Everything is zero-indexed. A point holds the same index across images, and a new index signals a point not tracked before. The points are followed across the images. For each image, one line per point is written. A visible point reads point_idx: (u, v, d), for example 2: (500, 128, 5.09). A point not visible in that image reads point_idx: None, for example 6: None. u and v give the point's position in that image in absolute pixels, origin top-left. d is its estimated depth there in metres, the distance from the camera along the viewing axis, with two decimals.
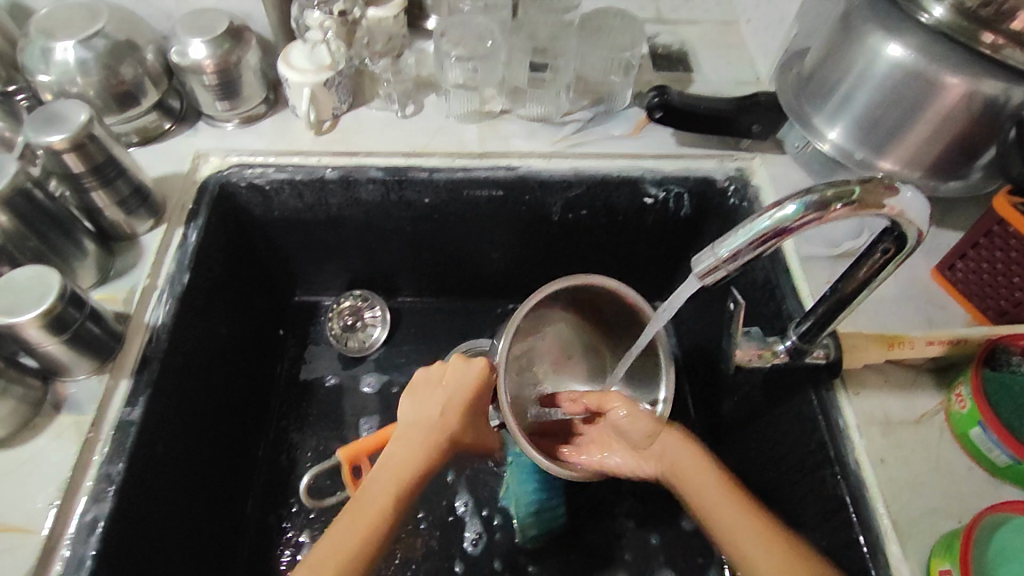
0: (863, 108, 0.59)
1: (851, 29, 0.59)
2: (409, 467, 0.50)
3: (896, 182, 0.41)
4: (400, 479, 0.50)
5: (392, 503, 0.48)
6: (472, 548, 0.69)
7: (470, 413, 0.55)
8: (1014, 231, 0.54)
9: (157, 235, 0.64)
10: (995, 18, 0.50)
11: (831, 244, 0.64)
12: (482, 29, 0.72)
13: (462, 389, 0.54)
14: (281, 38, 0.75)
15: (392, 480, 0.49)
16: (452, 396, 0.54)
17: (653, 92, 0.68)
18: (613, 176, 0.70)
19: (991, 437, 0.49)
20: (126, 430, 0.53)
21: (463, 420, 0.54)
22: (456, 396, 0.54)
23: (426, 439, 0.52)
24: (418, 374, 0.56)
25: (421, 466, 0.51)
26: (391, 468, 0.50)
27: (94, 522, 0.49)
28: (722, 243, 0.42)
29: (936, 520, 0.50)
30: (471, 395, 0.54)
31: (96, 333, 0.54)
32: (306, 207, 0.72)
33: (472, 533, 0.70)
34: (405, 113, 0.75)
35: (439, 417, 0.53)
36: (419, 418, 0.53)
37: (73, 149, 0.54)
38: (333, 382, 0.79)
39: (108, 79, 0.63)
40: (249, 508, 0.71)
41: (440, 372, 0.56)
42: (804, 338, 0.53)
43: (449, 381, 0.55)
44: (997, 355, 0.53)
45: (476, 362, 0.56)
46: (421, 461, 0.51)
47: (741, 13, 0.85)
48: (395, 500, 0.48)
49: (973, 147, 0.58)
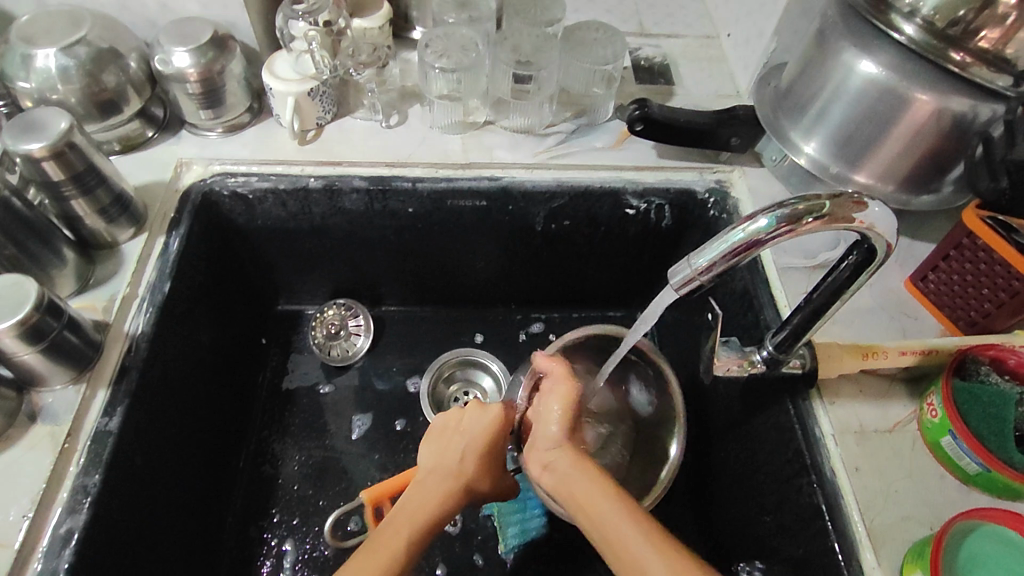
0: (837, 121, 0.61)
1: (825, 46, 0.60)
2: (423, 512, 0.50)
3: (865, 196, 0.42)
4: (414, 522, 0.50)
5: (405, 543, 0.48)
6: (455, 528, 0.70)
7: (488, 460, 0.54)
8: (983, 244, 0.55)
9: (138, 244, 0.64)
10: (962, 37, 0.51)
11: (808, 256, 0.65)
12: (466, 40, 0.73)
13: (486, 439, 0.54)
14: (266, 48, 0.76)
15: (406, 524, 0.49)
16: (471, 441, 0.54)
17: (633, 104, 0.69)
18: (596, 187, 0.71)
19: (962, 446, 0.50)
20: (103, 440, 0.53)
21: (481, 467, 0.54)
22: (476, 438, 0.54)
23: (441, 485, 0.52)
24: (436, 422, 0.57)
25: (437, 509, 0.51)
26: (407, 515, 0.50)
27: (69, 534, 0.48)
28: (697, 255, 0.42)
29: (909, 527, 0.51)
30: (487, 441, 0.54)
31: (74, 342, 0.53)
32: (289, 216, 0.72)
33: (455, 515, 0.71)
34: (390, 123, 0.75)
35: (456, 460, 0.54)
36: (436, 465, 0.54)
37: (52, 157, 0.54)
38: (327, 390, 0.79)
39: (90, 87, 0.63)
40: (229, 519, 0.70)
41: (460, 417, 0.56)
42: (780, 348, 0.54)
43: (466, 425, 0.55)
44: (967, 365, 0.54)
45: (493, 408, 0.55)
46: (437, 505, 0.51)
47: (722, 28, 0.87)
48: (409, 538, 0.49)
49: (943, 162, 0.59)
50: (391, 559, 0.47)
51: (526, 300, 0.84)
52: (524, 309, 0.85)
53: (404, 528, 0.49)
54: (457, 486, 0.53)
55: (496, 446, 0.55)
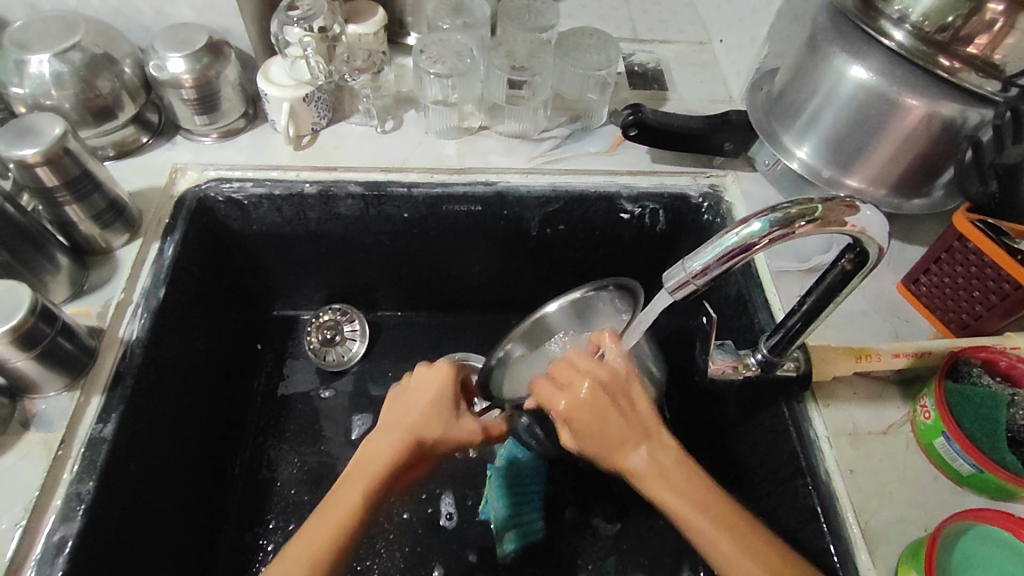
0: (829, 126, 0.61)
1: (816, 51, 0.61)
2: (374, 465, 0.54)
3: (857, 200, 0.42)
4: (370, 474, 0.53)
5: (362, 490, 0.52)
6: (448, 522, 0.71)
7: (437, 411, 0.58)
8: (974, 247, 0.56)
9: (133, 249, 0.64)
10: (951, 43, 0.52)
11: (801, 259, 0.65)
12: (461, 46, 0.73)
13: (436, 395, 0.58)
14: (261, 54, 0.76)
15: (357, 480, 0.52)
16: (421, 396, 0.59)
17: (627, 109, 0.70)
18: (590, 192, 0.71)
19: (955, 448, 0.51)
20: (97, 447, 0.52)
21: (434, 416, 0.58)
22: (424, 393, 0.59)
23: (390, 439, 0.55)
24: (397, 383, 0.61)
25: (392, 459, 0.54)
26: (359, 471, 0.54)
27: (62, 542, 0.48)
28: (691, 259, 0.43)
29: (904, 528, 0.51)
30: (432, 395, 0.59)
31: (67, 349, 0.53)
32: (284, 222, 0.72)
33: (447, 510, 0.72)
34: (385, 128, 0.75)
35: (406, 417, 0.57)
36: (388, 424, 0.57)
37: (46, 162, 0.53)
38: (328, 395, 0.79)
39: (85, 93, 0.63)
40: (225, 525, 0.70)
41: (412, 378, 0.60)
42: (774, 351, 0.54)
43: (414, 385, 0.60)
44: (959, 367, 0.54)
45: (439, 365, 0.60)
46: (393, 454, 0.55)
47: (714, 34, 0.87)
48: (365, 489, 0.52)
49: (933, 166, 0.60)
50: (345, 512, 0.50)
51: (519, 304, 0.84)
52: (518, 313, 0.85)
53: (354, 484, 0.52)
54: (406, 436, 0.56)
55: (449, 398, 0.59)
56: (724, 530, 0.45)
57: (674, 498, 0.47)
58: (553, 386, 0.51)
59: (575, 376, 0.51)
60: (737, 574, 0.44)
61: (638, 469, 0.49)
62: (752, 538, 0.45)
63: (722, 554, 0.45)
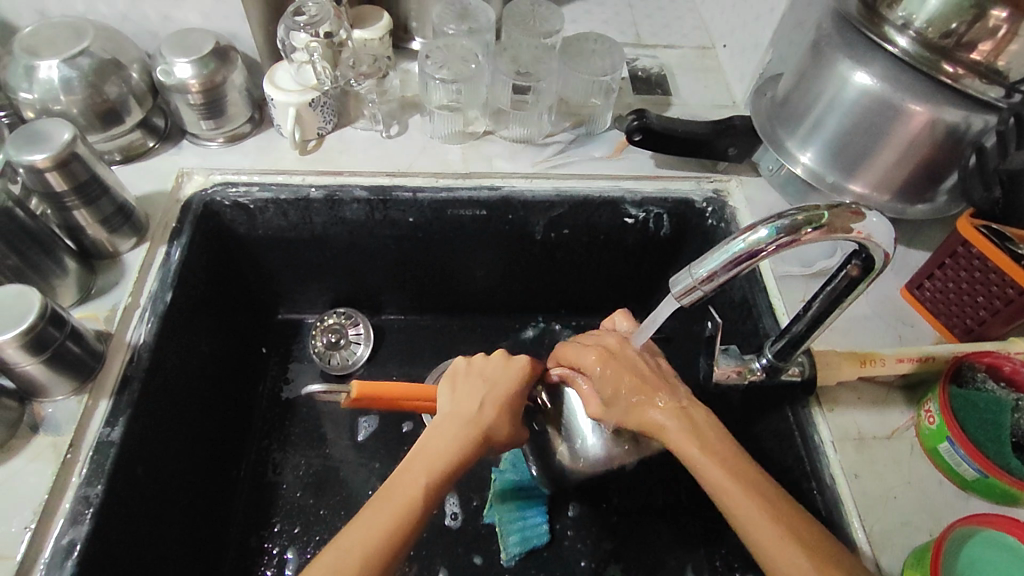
0: (833, 132, 0.61)
1: (820, 57, 0.61)
2: (445, 454, 0.51)
3: (862, 207, 0.42)
4: (435, 464, 0.50)
5: (426, 480, 0.49)
6: (453, 521, 0.71)
7: (508, 407, 0.55)
8: (978, 252, 0.56)
9: (140, 253, 0.64)
10: (955, 50, 0.52)
11: (804, 264, 0.66)
12: (466, 52, 0.74)
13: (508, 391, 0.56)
14: (267, 59, 0.76)
15: (428, 468, 0.49)
16: (492, 388, 0.56)
17: (632, 114, 0.70)
18: (595, 197, 0.71)
19: (959, 453, 0.51)
20: (105, 451, 0.52)
21: (499, 413, 0.55)
22: (495, 387, 0.56)
23: (461, 429, 0.52)
24: (458, 366, 0.58)
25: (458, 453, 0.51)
26: (428, 456, 0.50)
27: (70, 545, 0.48)
28: (698, 265, 0.43)
29: (909, 533, 0.51)
30: (509, 389, 0.56)
31: (76, 353, 0.53)
32: (290, 226, 0.72)
33: (451, 510, 0.72)
34: (390, 133, 0.76)
35: (476, 407, 0.54)
36: (459, 409, 0.54)
37: (55, 167, 0.54)
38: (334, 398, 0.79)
39: (93, 98, 0.63)
40: (231, 527, 0.70)
41: (480, 366, 0.58)
42: (779, 356, 0.54)
43: (488, 375, 0.57)
44: (963, 371, 0.55)
45: (517, 361, 0.58)
46: (457, 446, 0.51)
47: (717, 39, 0.88)
48: (430, 480, 0.49)
49: (937, 171, 0.60)
50: (417, 502, 0.47)
51: (522, 307, 0.84)
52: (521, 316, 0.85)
53: (424, 471, 0.49)
54: (479, 429, 0.53)
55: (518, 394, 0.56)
56: (741, 482, 0.46)
57: (694, 450, 0.48)
58: (579, 347, 0.57)
59: (600, 341, 0.57)
60: (746, 523, 0.44)
61: (656, 421, 0.51)
62: (773, 498, 0.45)
63: (734, 501, 0.45)
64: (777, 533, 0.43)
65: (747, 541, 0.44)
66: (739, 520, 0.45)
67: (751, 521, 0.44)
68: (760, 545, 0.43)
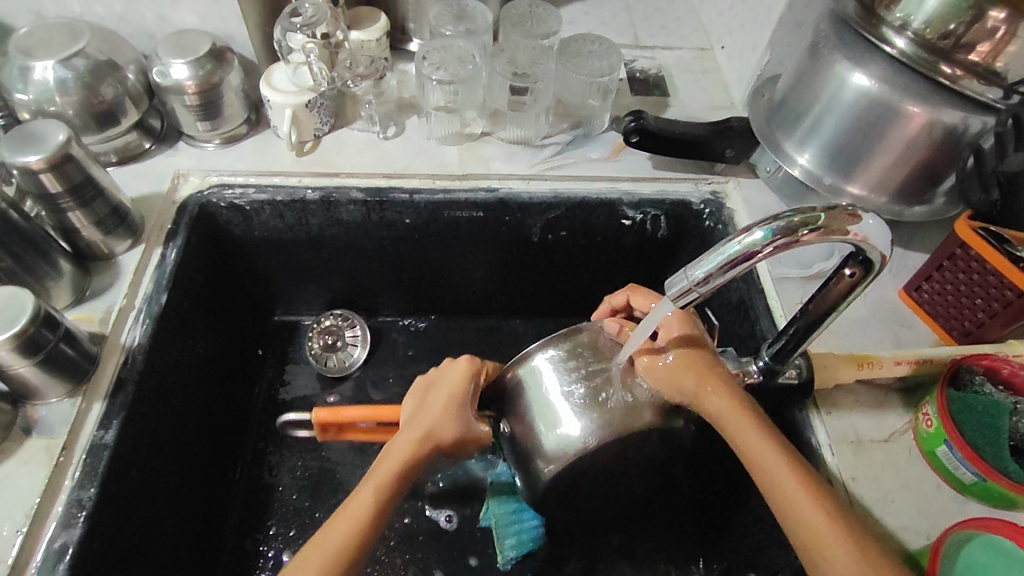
0: (831, 134, 0.61)
1: (818, 59, 0.61)
2: (388, 466, 0.50)
3: (859, 209, 0.42)
4: (378, 479, 0.49)
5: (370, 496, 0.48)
6: (449, 523, 0.71)
7: (457, 407, 0.53)
8: (976, 255, 0.56)
9: (135, 255, 0.64)
10: (953, 51, 0.52)
11: (802, 266, 0.65)
12: (463, 53, 0.73)
13: (452, 392, 0.54)
14: (263, 60, 0.76)
15: (371, 482, 0.49)
16: (439, 394, 0.54)
17: (629, 116, 0.70)
18: (592, 198, 0.71)
19: (957, 456, 0.50)
20: (98, 453, 0.52)
21: (444, 415, 0.53)
22: (440, 391, 0.54)
23: (404, 442, 0.52)
24: (419, 382, 0.58)
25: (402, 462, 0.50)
26: (374, 473, 0.50)
27: (63, 548, 0.48)
28: (693, 267, 0.43)
29: (906, 537, 0.51)
30: (452, 389, 0.54)
31: (70, 355, 0.53)
32: (286, 227, 0.72)
33: (447, 512, 0.72)
34: (387, 134, 0.76)
35: (420, 417, 0.54)
36: (407, 423, 0.54)
37: (49, 169, 0.53)
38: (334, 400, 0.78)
39: (88, 99, 0.63)
40: (226, 530, 0.70)
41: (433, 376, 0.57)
42: (776, 358, 0.54)
43: (434, 382, 0.56)
44: (961, 375, 0.54)
45: (458, 361, 0.56)
46: (401, 458, 0.51)
47: (716, 40, 0.88)
48: (374, 496, 0.48)
49: (935, 173, 0.60)
50: (359, 515, 0.47)
51: (520, 309, 0.84)
52: (519, 318, 0.85)
53: (368, 485, 0.49)
54: (421, 436, 0.52)
55: (463, 392, 0.54)
56: (800, 480, 0.45)
57: (754, 439, 0.47)
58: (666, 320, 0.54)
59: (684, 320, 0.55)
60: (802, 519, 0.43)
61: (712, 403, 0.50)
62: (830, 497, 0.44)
63: (789, 493, 0.44)
64: (832, 532, 0.42)
65: (795, 537, 0.44)
66: (795, 517, 0.44)
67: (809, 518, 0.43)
68: (810, 542, 0.43)
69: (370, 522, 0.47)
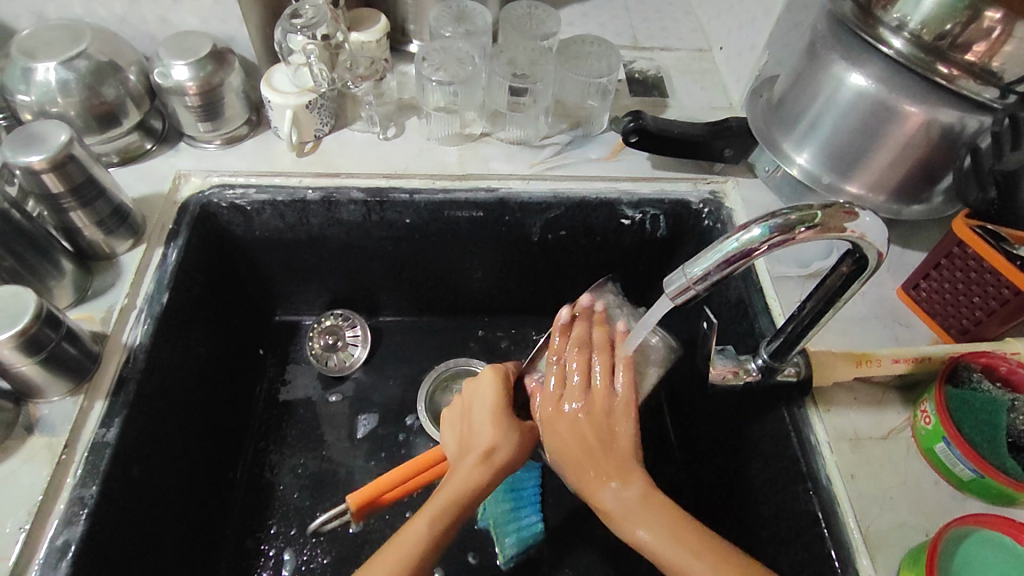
0: (828, 133, 0.62)
1: (815, 59, 0.61)
2: (445, 493, 0.51)
3: (855, 207, 0.42)
4: (444, 501, 0.50)
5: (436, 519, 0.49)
6: None
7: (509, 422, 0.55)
8: (973, 253, 0.56)
9: (136, 255, 0.64)
10: (950, 51, 0.52)
11: (800, 265, 0.66)
12: (462, 54, 0.74)
13: (495, 407, 0.56)
14: (264, 61, 0.77)
15: (430, 505, 0.50)
16: (487, 411, 0.56)
17: (628, 116, 0.71)
18: (592, 198, 0.71)
19: (955, 453, 0.51)
20: (100, 451, 0.52)
21: (498, 431, 0.54)
22: (487, 407, 0.56)
23: (469, 462, 0.53)
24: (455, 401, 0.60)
25: (469, 483, 0.52)
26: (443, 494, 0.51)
27: (65, 546, 0.48)
28: (692, 264, 0.43)
29: (905, 533, 0.51)
30: (498, 404, 0.56)
31: (72, 353, 0.53)
32: (287, 227, 0.72)
33: None
34: (387, 134, 0.76)
35: (472, 438, 0.55)
36: (465, 443, 0.55)
37: (52, 169, 0.54)
38: (337, 399, 0.79)
39: (90, 100, 0.64)
40: (227, 529, 0.70)
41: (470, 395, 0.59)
42: (775, 356, 0.54)
43: (476, 400, 0.58)
44: (959, 372, 0.54)
45: (489, 375, 0.58)
46: (467, 478, 0.52)
47: (714, 41, 0.88)
48: (438, 516, 0.49)
49: (932, 172, 0.60)
50: (417, 544, 0.47)
51: (520, 309, 0.84)
52: (519, 318, 0.86)
53: (428, 508, 0.50)
54: (478, 458, 0.53)
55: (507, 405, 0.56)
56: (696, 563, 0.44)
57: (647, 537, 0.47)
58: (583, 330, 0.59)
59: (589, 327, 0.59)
60: None
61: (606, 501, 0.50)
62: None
63: None
64: None
65: None
66: None
67: (623, 512, 0.49)
68: None
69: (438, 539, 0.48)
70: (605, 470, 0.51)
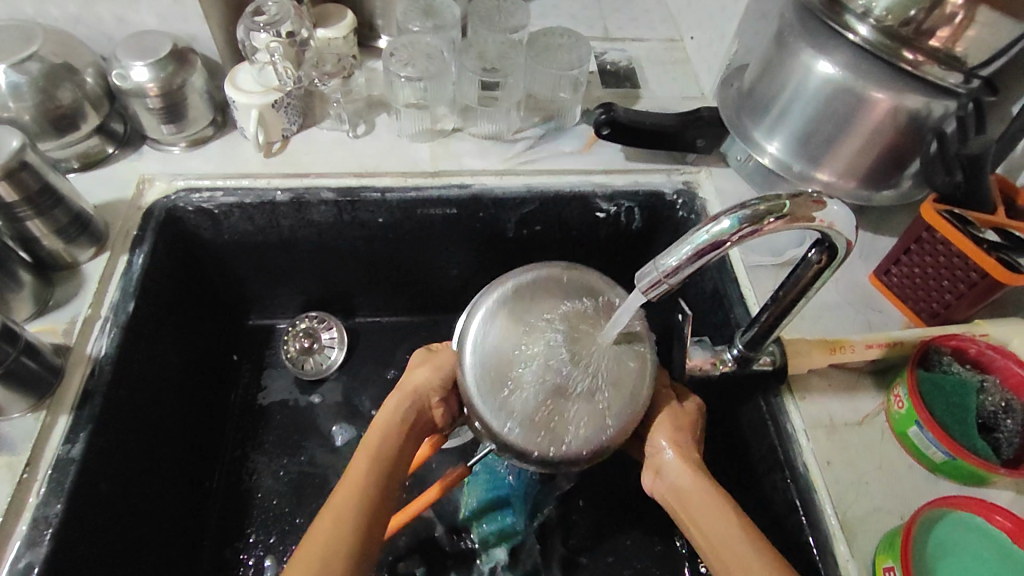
0: (798, 121, 0.62)
1: (783, 47, 0.61)
2: (378, 435, 0.52)
3: (824, 196, 0.42)
4: (369, 451, 0.51)
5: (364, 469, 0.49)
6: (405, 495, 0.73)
7: (426, 357, 0.56)
8: (942, 238, 0.56)
9: (100, 263, 0.62)
10: (915, 37, 0.53)
11: (774, 253, 0.66)
12: (430, 49, 0.73)
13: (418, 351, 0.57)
14: (228, 60, 0.75)
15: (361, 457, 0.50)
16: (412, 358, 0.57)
17: (600, 108, 0.70)
18: (565, 192, 0.71)
19: (928, 436, 0.51)
20: (65, 468, 0.51)
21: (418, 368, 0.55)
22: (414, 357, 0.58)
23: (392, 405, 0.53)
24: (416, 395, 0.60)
25: (392, 426, 0.52)
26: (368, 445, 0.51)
27: (28, 568, 0.47)
28: (662, 258, 0.43)
29: (880, 518, 0.51)
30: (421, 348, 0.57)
31: (33, 368, 0.52)
32: (256, 230, 0.71)
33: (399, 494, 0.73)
34: (356, 132, 0.75)
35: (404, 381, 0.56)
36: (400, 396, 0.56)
37: (4, 177, 0.52)
38: (321, 400, 0.78)
39: (45, 104, 0.61)
40: (205, 540, 0.69)
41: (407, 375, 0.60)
42: (750, 346, 0.54)
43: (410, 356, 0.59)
44: (930, 356, 0.55)
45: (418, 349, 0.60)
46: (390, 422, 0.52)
47: (685, 31, 0.88)
48: (364, 466, 0.49)
49: (900, 159, 0.60)
50: (364, 466, 0.49)
51: None
52: None
53: (359, 461, 0.50)
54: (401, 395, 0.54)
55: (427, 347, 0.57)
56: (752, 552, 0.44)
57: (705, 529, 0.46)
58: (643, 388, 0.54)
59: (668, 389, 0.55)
60: None
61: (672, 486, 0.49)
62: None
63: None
64: None
65: None
66: None
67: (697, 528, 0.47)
68: None
69: (367, 491, 0.48)
70: (658, 469, 0.51)
